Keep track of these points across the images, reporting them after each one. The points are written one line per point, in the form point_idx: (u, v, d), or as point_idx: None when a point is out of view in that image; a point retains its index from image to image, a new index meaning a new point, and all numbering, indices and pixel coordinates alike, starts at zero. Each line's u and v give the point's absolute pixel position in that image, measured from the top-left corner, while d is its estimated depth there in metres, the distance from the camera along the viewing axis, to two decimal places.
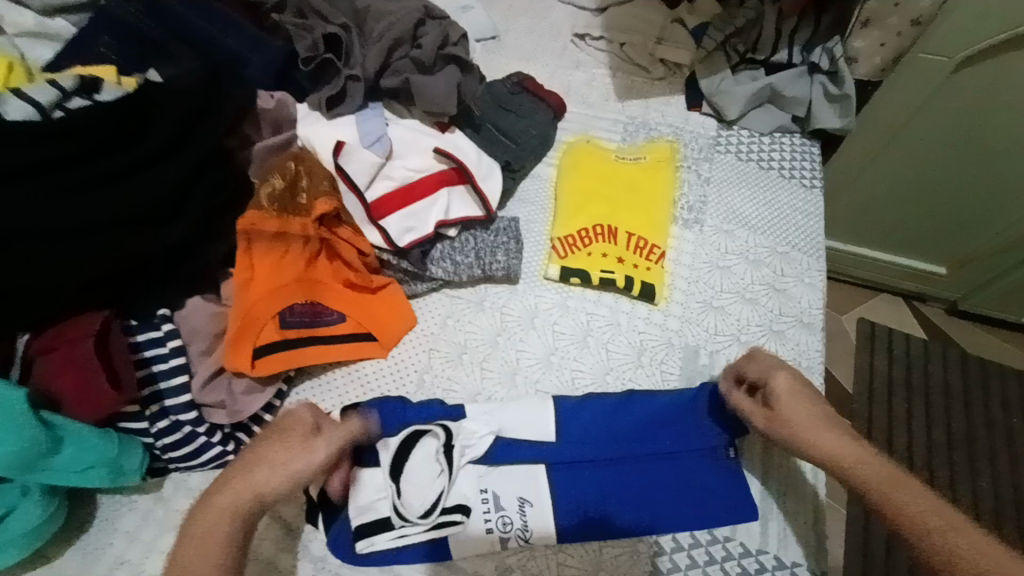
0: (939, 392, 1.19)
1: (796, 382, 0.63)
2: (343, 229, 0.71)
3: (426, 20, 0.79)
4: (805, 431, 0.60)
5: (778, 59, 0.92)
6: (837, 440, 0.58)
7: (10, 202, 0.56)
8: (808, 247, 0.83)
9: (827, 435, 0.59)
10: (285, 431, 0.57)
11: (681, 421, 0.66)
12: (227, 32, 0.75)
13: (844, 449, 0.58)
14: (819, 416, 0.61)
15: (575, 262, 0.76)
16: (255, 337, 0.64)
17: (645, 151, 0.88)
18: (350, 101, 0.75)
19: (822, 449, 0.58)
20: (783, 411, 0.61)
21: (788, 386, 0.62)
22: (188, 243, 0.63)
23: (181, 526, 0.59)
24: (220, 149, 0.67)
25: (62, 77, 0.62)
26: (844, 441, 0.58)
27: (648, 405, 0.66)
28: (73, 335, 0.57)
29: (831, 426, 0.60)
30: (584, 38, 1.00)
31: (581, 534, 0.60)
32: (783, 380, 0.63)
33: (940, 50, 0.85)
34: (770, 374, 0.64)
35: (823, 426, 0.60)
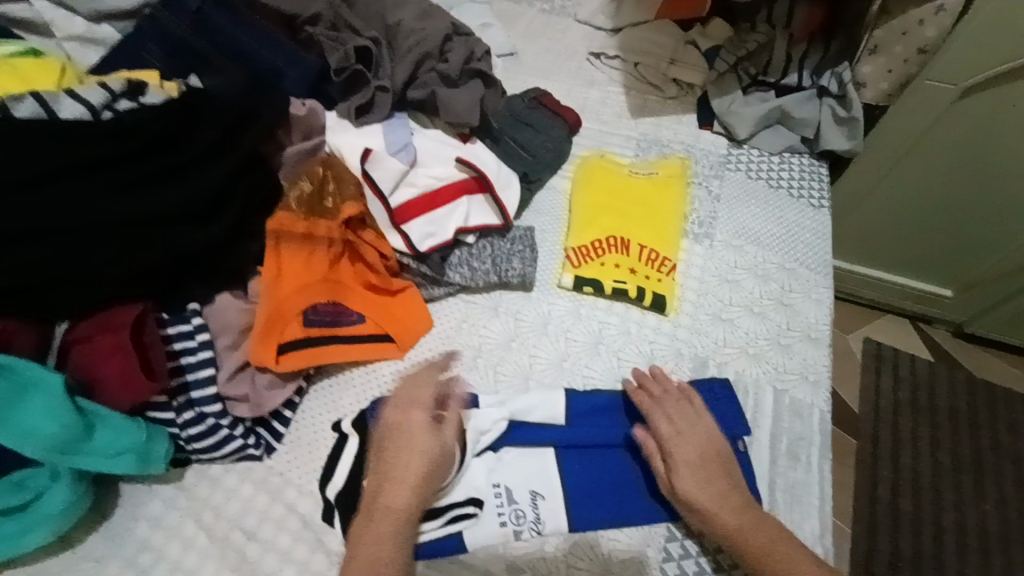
0: (945, 415, 1.20)
1: (699, 443, 0.64)
2: (367, 233, 0.74)
3: (453, 36, 0.84)
4: (684, 471, 0.61)
5: (788, 82, 0.95)
6: (708, 486, 0.61)
7: (59, 197, 0.59)
8: (815, 263, 0.85)
9: (721, 505, 0.60)
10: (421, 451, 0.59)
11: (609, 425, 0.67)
12: (262, 43, 0.79)
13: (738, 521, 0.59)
14: (716, 480, 0.61)
15: (589, 271, 0.78)
16: (280, 333, 0.66)
17: (657, 166, 0.91)
18: (378, 111, 0.79)
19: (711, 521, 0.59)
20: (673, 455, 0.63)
21: (677, 432, 0.64)
22: (222, 243, 0.66)
23: (201, 513, 0.61)
24: (254, 154, 0.70)
25: (112, 80, 0.66)
26: (732, 513, 0.59)
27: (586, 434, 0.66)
28: (113, 324, 0.60)
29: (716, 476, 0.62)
30: (599, 57, 1.03)
31: (601, 521, 0.62)
32: (672, 414, 0.65)
33: (944, 77, 0.89)
34: (665, 420, 0.65)
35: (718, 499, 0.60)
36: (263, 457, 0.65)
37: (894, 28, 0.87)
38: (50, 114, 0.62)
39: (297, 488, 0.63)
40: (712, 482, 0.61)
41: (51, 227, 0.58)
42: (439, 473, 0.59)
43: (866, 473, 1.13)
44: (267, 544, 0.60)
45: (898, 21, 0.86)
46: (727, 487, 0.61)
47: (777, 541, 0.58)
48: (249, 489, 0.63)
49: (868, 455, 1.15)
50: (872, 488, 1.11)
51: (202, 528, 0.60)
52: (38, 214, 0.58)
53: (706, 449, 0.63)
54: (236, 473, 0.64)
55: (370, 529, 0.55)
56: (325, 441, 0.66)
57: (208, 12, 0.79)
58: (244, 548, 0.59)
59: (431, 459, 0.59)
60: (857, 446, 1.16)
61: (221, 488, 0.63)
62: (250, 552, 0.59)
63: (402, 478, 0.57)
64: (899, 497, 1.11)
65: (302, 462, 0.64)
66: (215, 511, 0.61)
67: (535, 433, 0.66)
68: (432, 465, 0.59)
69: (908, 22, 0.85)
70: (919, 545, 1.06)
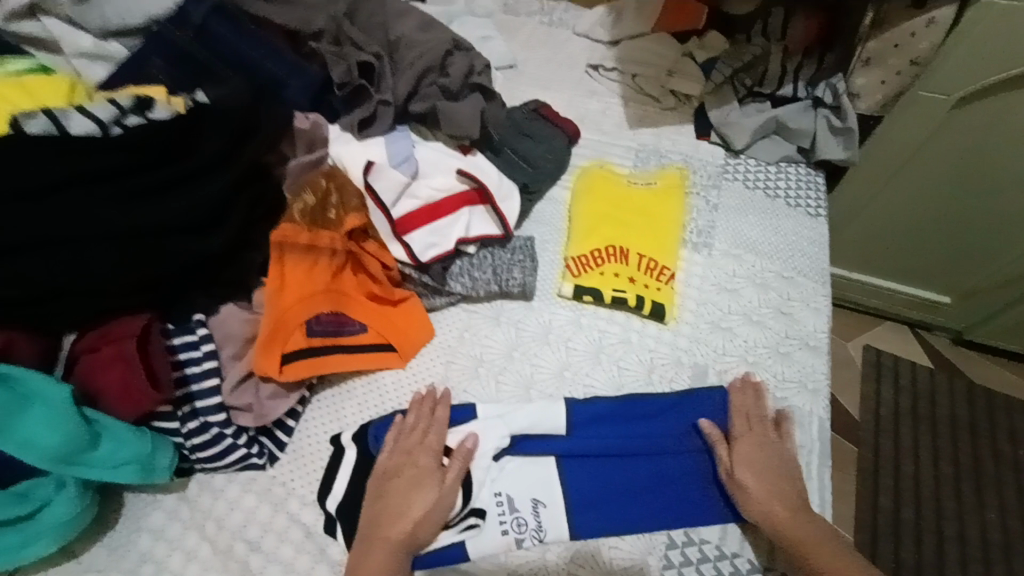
0: (944, 422, 1.20)
1: (763, 440, 0.66)
2: (370, 244, 0.75)
3: (454, 50, 0.85)
4: (745, 468, 0.63)
5: (783, 93, 0.96)
6: (769, 484, 0.63)
7: (67, 209, 0.60)
8: (814, 272, 0.86)
9: (774, 498, 0.62)
10: (420, 489, 0.60)
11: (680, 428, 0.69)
12: (267, 57, 0.80)
13: (791, 517, 0.61)
14: (778, 474, 0.64)
15: (589, 280, 0.79)
16: (283, 343, 0.67)
17: (656, 177, 0.92)
18: (380, 123, 0.80)
19: (766, 512, 0.61)
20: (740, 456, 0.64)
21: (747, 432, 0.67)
22: (226, 254, 0.67)
23: (204, 525, 0.61)
24: (257, 166, 0.71)
25: (121, 96, 0.68)
26: (787, 507, 0.61)
27: (645, 426, 0.68)
28: (118, 335, 0.61)
29: (778, 475, 0.63)
30: (598, 69, 1.05)
31: (606, 529, 0.62)
32: (743, 415, 0.68)
33: (939, 89, 0.90)
34: (740, 422, 0.68)
35: (772, 493, 0.62)
36: (266, 467, 0.65)
37: (888, 40, 0.88)
38: (62, 129, 0.63)
39: (299, 498, 0.63)
40: (773, 475, 0.63)
41: (57, 239, 0.59)
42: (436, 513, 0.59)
43: (869, 482, 1.13)
44: (269, 554, 0.60)
45: (892, 33, 0.88)
46: (784, 485, 0.63)
47: (828, 540, 0.59)
48: (251, 499, 0.63)
49: (869, 463, 1.15)
50: (874, 497, 1.11)
51: (204, 540, 0.61)
52: (47, 226, 0.59)
53: (768, 445, 0.66)
54: (238, 483, 0.64)
55: (371, 548, 0.57)
56: (322, 452, 0.66)
57: (213, 27, 0.80)
58: (246, 558, 0.60)
59: (430, 499, 0.59)
60: (858, 454, 1.16)
61: (223, 498, 0.63)
62: (253, 563, 0.59)
63: (401, 512, 0.58)
64: (900, 505, 1.11)
65: (304, 471, 0.65)
66: (217, 521, 0.62)
67: (539, 442, 0.66)
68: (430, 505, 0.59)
69: (901, 34, 0.87)
70: (921, 554, 1.06)
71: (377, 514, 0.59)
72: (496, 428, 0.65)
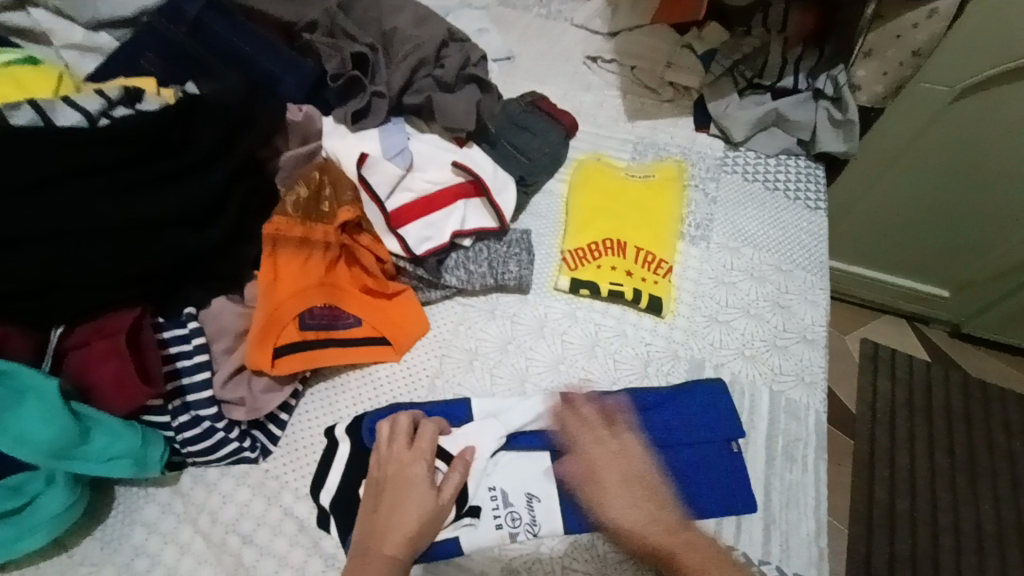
0: (941, 416, 1.19)
1: (623, 465, 0.62)
2: (364, 237, 0.74)
3: (449, 42, 0.84)
4: (612, 499, 0.60)
5: (783, 85, 0.95)
6: (632, 501, 0.59)
7: (57, 201, 0.59)
8: (811, 265, 0.85)
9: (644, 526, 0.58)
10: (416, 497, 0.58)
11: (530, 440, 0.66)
12: (260, 50, 0.80)
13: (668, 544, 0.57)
14: (647, 498, 0.60)
15: (584, 273, 0.79)
16: (277, 337, 0.67)
17: (653, 169, 0.91)
18: (375, 116, 0.79)
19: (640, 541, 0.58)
20: (599, 477, 0.61)
21: (601, 450, 0.63)
22: (219, 248, 0.67)
23: (197, 518, 0.61)
24: (250, 159, 0.71)
25: (109, 87, 0.67)
26: (663, 533, 0.58)
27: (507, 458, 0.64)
28: (110, 328, 0.60)
29: (638, 491, 0.60)
30: (595, 61, 1.04)
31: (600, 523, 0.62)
32: (581, 434, 0.64)
33: (939, 80, 0.89)
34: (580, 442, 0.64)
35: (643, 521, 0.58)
36: (259, 461, 0.65)
37: (888, 32, 0.87)
38: (48, 121, 0.63)
39: (293, 491, 0.63)
40: (639, 501, 0.59)
41: (48, 231, 0.59)
42: (435, 520, 0.58)
43: (865, 475, 1.13)
44: (262, 547, 0.60)
45: (891, 26, 0.87)
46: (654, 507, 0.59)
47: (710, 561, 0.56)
48: (245, 492, 0.63)
49: (866, 456, 1.14)
50: (871, 490, 1.11)
51: (198, 533, 0.61)
52: (37, 218, 0.58)
53: (628, 469, 0.61)
54: (232, 477, 0.64)
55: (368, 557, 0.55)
56: (317, 444, 0.66)
57: (206, 18, 0.79)
58: (239, 551, 0.60)
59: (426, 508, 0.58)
60: (855, 447, 1.16)
61: (217, 492, 0.63)
62: (246, 556, 0.59)
63: (397, 520, 0.57)
64: (896, 498, 1.10)
65: (298, 465, 0.65)
66: (211, 514, 0.62)
67: (532, 437, 0.66)
68: (429, 512, 0.58)
69: (902, 25, 0.86)
70: (916, 546, 1.06)
71: (374, 515, 0.58)
72: (493, 420, 0.66)
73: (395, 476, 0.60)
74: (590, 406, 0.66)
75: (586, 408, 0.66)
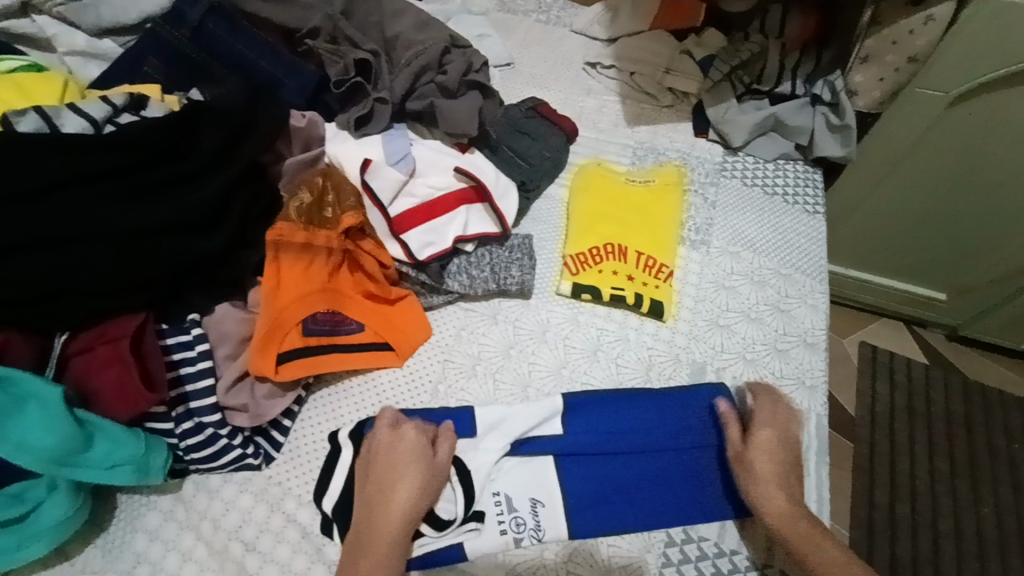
0: (941, 419, 1.20)
1: (780, 429, 0.66)
2: (367, 242, 0.74)
3: (451, 48, 0.84)
4: (759, 453, 0.64)
5: (781, 91, 0.96)
6: (772, 461, 0.63)
7: (61, 208, 0.59)
8: (812, 269, 0.86)
9: (775, 487, 0.62)
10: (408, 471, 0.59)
11: (699, 417, 0.68)
12: (262, 55, 0.80)
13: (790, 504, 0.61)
14: (786, 466, 0.64)
15: (586, 278, 0.79)
16: (280, 343, 0.67)
17: (653, 174, 0.92)
18: (378, 121, 0.79)
19: (765, 497, 0.62)
20: (757, 451, 0.64)
21: (772, 429, 0.66)
22: (221, 254, 0.67)
23: (199, 525, 0.61)
24: (253, 165, 0.71)
25: (113, 94, 0.67)
26: (785, 496, 0.62)
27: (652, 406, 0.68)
28: (113, 335, 0.60)
29: (782, 477, 0.63)
30: (595, 67, 1.05)
31: (607, 528, 0.62)
32: (766, 413, 0.67)
33: (936, 86, 0.90)
34: (760, 417, 0.67)
35: (774, 480, 0.62)
36: (262, 467, 0.64)
37: (885, 37, 0.88)
38: (53, 127, 0.63)
39: (295, 498, 0.63)
40: (781, 464, 0.64)
41: (52, 237, 0.59)
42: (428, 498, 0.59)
43: (866, 478, 1.13)
44: (265, 555, 0.60)
45: (888, 31, 0.87)
46: (789, 474, 0.64)
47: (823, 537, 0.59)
48: (247, 499, 0.63)
49: (865, 460, 1.15)
50: (871, 494, 1.11)
51: (200, 540, 0.60)
52: (42, 224, 0.58)
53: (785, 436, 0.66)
54: (234, 484, 0.63)
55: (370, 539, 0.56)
56: (321, 449, 0.66)
57: (208, 24, 0.79)
58: (242, 559, 0.59)
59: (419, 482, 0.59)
60: (855, 451, 1.16)
61: (219, 498, 0.63)
62: (248, 563, 0.59)
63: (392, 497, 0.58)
64: (896, 501, 1.11)
65: (300, 472, 0.65)
66: (213, 521, 0.61)
67: (540, 443, 0.66)
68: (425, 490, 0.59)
69: (898, 31, 0.86)
70: (917, 550, 1.06)
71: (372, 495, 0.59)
72: (499, 424, 0.66)
73: (388, 458, 0.60)
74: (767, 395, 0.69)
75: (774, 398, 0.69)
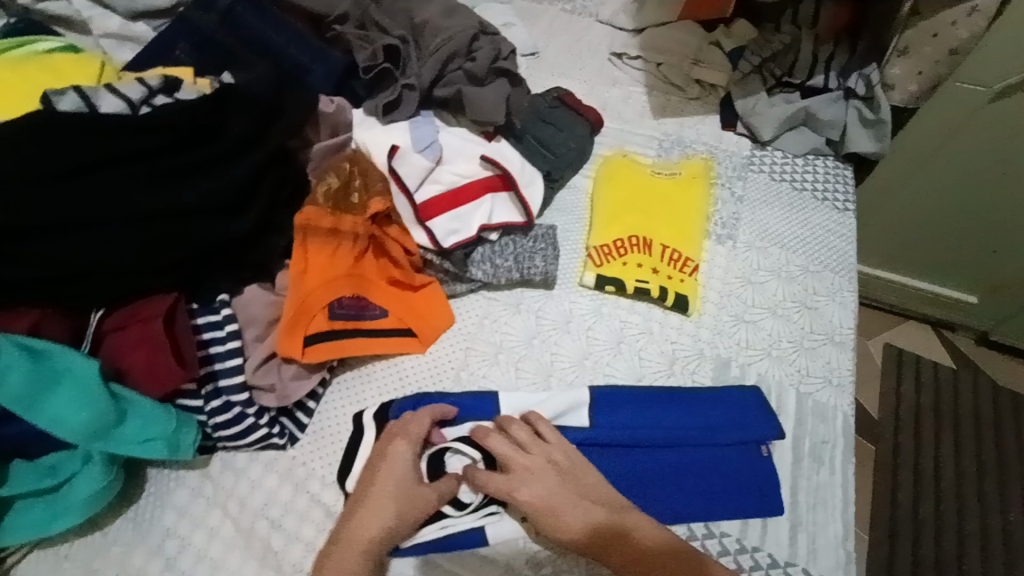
0: (968, 422, 1.18)
1: (544, 471, 0.60)
2: (392, 228, 0.74)
3: (480, 35, 0.84)
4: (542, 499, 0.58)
5: (813, 84, 0.94)
6: (557, 497, 0.58)
7: (96, 187, 0.61)
8: (839, 266, 0.84)
9: (568, 516, 0.57)
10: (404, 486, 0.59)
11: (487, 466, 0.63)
12: (290, 40, 0.80)
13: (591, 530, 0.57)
14: (575, 492, 0.59)
15: (610, 270, 0.78)
16: (307, 326, 0.68)
17: (680, 167, 0.90)
18: (405, 108, 0.79)
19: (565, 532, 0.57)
20: (535, 504, 0.58)
21: (531, 463, 0.61)
22: (250, 237, 0.68)
23: (227, 502, 0.62)
24: (281, 150, 0.71)
25: (149, 76, 0.68)
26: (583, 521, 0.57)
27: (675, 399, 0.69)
28: (145, 313, 0.61)
29: (578, 506, 0.58)
30: (621, 57, 1.03)
31: None
32: (513, 451, 0.61)
33: (976, 79, 0.88)
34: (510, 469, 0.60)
35: (566, 513, 0.58)
36: (288, 447, 0.65)
37: (924, 30, 0.86)
38: (91, 107, 0.64)
39: (320, 479, 0.64)
40: (565, 493, 0.59)
41: (87, 216, 0.60)
42: (420, 511, 0.58)
43: (888, 480, 1.12)
44: (290, 533, 0.61)
45: (926, 24, 0.85)
46: (582, 496, 0.59)
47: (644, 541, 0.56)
48: (273, 478, 0.64)
49: (888, 460, 1.13)
50: (893, 495, 1.10)
51: (227, 517, 0.62)
52: (76, 205, 0.59)
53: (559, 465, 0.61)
54: (261, 463, 0.65)
55: (346, 542, 0.56)
56: (345, 428, 0.67)
57: (238, 9, 0.80)
58: (269, 536, 0.60)
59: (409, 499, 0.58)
60: (877, 452, 1.15)
61: (246, 477, 0.64)
62: (275, 541, 0.60)
63: (377, 503, 0.58)
64: (919, 504, 1.09)
65: (323, 453, 0.65)
66: (240, 499, 0.62)
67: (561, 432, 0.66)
68: (417, 501, 0.58)
69: (938, 23, 0.84)
70: (941, 553, 1.04)
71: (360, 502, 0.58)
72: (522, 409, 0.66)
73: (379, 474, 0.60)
74: (539, 422, 0.64)
75: (536, 425, 0.64)
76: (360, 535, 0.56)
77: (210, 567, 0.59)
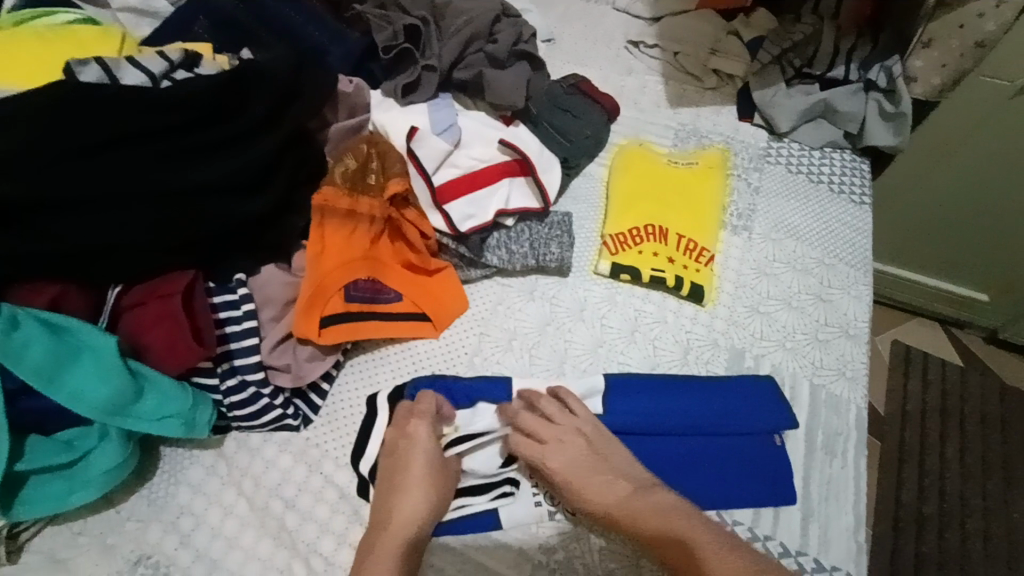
0: (975, 421, 1.17)
1: (573, 445, 0.63)
2: (409, 211, 0.74)
3: (502, 17, 0.84)
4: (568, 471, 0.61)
5: (834, 74, 0.93)
6: (584, 471, 0.61)
7: (116, 161, 0.60)
8: (855, 260, 0.84)
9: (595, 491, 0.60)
10: (435, 471, 0.61)
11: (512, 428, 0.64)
12: (308, 20, 0.79)
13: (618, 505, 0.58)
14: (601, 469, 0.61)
15: (626, 258, 0.78)
16: (323, 307, 0.67)
17: (697, 157, 0.89)
18: (424, 90, 0.78)
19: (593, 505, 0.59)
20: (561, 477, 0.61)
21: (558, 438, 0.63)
22: (267, 217, 0.67)
23: (241, 481, 0.63)
24: (298, 130, 0.70)
25: (170, 50, 0.67)
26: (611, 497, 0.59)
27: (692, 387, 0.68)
28: (164, 291, 0.61)
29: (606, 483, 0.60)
30: (637, 45, 1.02)
31: None
32: (542, 422, 0.64)
33: (999, 75, 0.87)
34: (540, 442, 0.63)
35: (591, 488, 0.60)
36: (300, 429, 0.65)
37: (951, 20, 0.83)
38: (114, 79, 0.63)
39: (333, 460, 0.64)
40: (594, 469, 0.61)
41: (106, 190, 0.60)
42: (450, 488, 0.61)
43: (893, 476, 1.12)
44: (304, 513, 0.61)
45: (955, 14, 0.83)
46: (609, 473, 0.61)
47: (670, 519, 0.56)
48: (286, 459, 0.64)
49: (894, 457, 1.13)
50: (897, 492, 1.10)
51: (241, 496, 0.62)
52: (96, 178, 0.59)
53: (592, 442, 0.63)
54: (274, 444, 0.65)
55: (385, 528, 0.57)
56: (359, 410, 0.67)
57: None
58: (283, 516, 0.61)
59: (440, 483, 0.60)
60: (883, 449, 1.15)
61: (260, 457, 0.64)
62: (288, 520, 0.60)
63: (412, 488, 0.59)
64: (923, 501, 1.09)
65: (337, 435, 0.65)
66: (254, 478, 0.63)
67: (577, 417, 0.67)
68: (446, 483, 0.61)
69: (967, 14, 0.82)
70: (943, 550, 1.05)
71: (393, 487, 0.60)
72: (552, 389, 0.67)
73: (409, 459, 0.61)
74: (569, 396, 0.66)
75: (564, 400, 0.66)
76: (401, 520, 0.57)
77: (225, 544, 0.59)
